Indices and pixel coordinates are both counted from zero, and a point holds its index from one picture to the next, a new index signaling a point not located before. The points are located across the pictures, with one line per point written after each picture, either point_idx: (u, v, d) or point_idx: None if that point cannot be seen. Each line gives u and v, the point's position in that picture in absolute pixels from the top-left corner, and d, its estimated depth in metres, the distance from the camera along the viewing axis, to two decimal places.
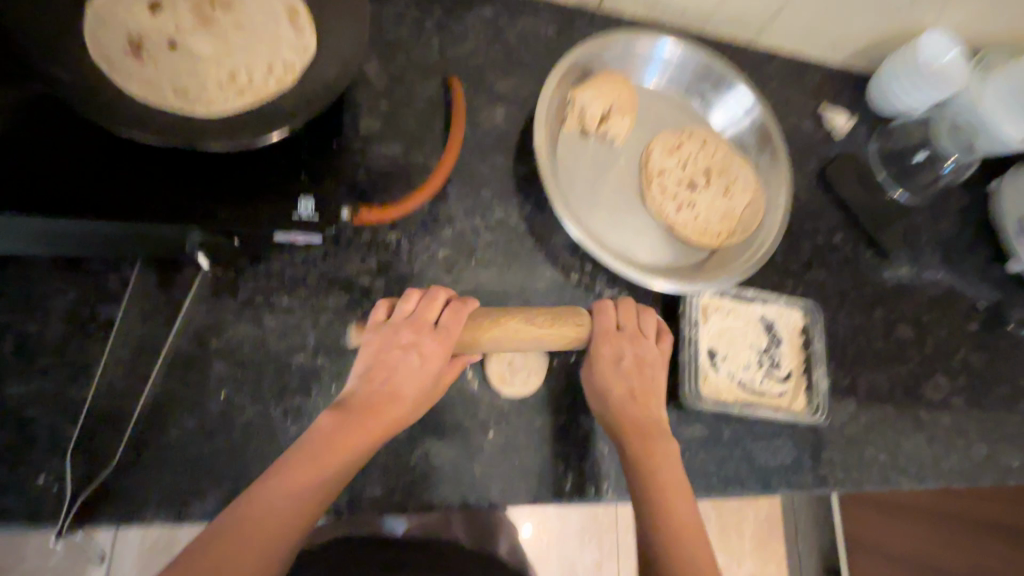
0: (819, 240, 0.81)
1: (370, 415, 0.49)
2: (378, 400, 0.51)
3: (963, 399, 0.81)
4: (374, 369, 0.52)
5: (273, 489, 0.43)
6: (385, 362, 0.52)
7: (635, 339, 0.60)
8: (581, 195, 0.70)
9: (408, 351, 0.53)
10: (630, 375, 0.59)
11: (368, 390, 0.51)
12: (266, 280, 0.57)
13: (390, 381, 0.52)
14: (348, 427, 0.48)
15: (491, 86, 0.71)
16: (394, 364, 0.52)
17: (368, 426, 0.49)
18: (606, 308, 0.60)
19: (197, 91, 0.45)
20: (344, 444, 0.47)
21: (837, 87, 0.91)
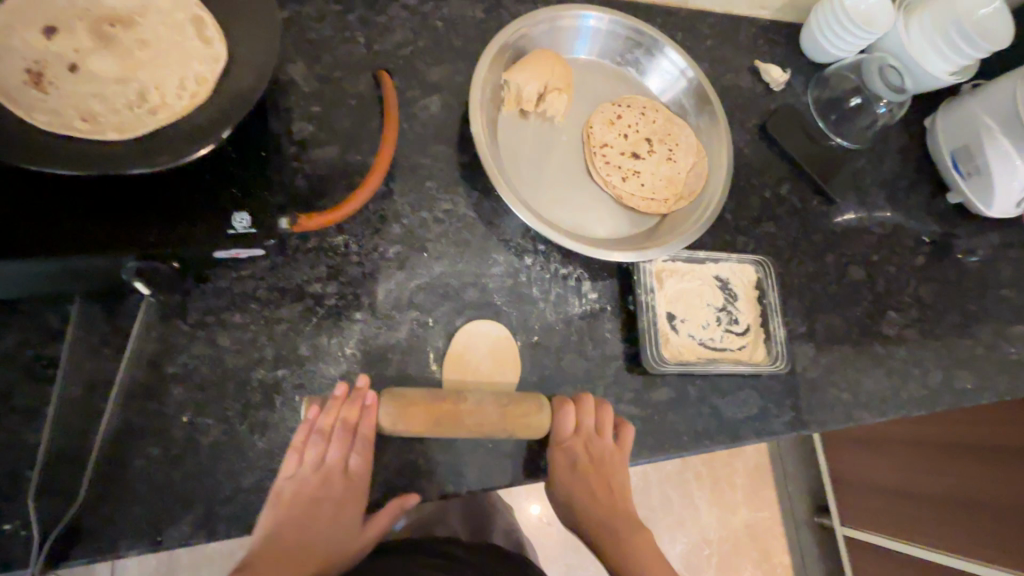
0: (767, 193, 0.83)
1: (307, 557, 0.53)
2: (315, 487, 0.54)
3: (918, 330, 0.84)
4: (321, 482, 0.54)
5: None
6: (318, 489, 0.54)
7: (591, 436, 0.60)
8: (526, 175, 0.70)
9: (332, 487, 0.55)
10: (595, 473, 0.61)
11: (319, 500, 0.54)
12: (216, 297, 0.56)
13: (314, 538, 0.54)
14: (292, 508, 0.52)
15: (422, 75, 0.70)
16: (322, 525, 0.54)
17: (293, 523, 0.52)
18: (566, 413, 0.59)
19: (107, 114, 0.43)
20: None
21: (771, 39, 0.92)
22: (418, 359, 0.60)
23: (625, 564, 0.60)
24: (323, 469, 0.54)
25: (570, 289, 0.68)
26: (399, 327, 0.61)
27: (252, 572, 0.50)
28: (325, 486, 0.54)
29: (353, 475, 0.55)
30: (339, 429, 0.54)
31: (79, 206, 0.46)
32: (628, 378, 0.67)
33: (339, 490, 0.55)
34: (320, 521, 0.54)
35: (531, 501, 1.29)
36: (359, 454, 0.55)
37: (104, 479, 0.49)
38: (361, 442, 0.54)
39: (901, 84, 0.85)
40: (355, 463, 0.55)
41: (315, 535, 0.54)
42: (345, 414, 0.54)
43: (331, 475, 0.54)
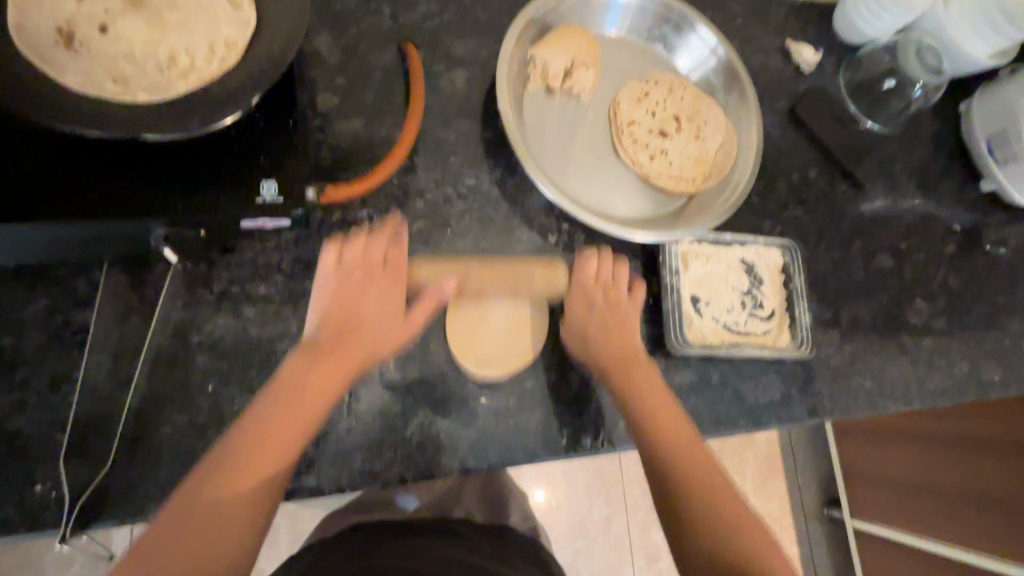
0: (796, 177, 0.81)
1: (337, 354, 0.51)
2: (342, 344, 0.51)
3: (945, 320, 0.82)
4: (338, 317, 0.52)
5: (253, 420, 0.46)
6: (343, 308, 0.52)
7: (610, 285, 0.61)
8: (552, 154, 0.69)
9: (371, 276, 0.54)
10: (615, 325, 0.60)
11: (340, 340, 0.51)
12: (240, 268, 0.56)
13: (359, 301, 0.53)
14: (350, 357, 0.51)
15: (447, 48, 0.69)
16: (353, 284, 0.53)
17: (349, 352, 0.51)
18: (588, 258, 0.61)
19: (137, 77, 0.43)
20: (315, 387, 0.49)
21: (801, 18, 0.89)
22: (441, 335, 0.60)
23: (691, 504, 0.52)
24: (366, 262, 0.54)
25: None
26: None
27: (204, 482, 0.43)
28: (346, 360, 0.51)
29: (371, 287, 0.53)
30: (366, 281, 0.53)
31: (107, 169, 0.46)
32: (650, 360, 0.67)
33: (346, 348, 0.51)
34: (333, 357, 0.50)
35: (536, 485, 1.29)
36: (382, 317, 0.53)
37: (131, 445, 0.49)
38: (385, 303, 0.53)
39: (937, 64, 0.83)
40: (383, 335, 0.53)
41: (305, 406, 0.48)
42: (363, 293, 0.53)
43: (356, 301, 0.53)
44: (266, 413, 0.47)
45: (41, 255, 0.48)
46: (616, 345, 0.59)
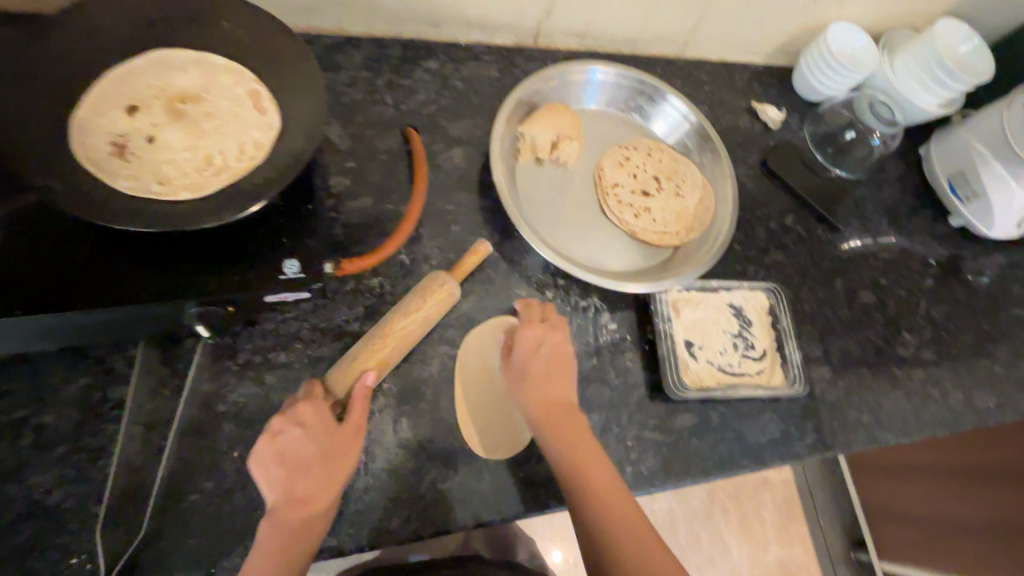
0: (774, 223, 0.86)
1: (294, 508, 0.49)
2: (293, 499, 0.50)
3: (933, 350, 0.86)
4: (281, 467, 0.51)
5: None
6: (285, 471, 0.51)
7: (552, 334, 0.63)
8: (544, 217, 0.75)
9: (297, 448, 0.51)
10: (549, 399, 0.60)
11: (291, 485, 0.50)
12: (263, 338, 0.60)
13: (291, 460, 0.51)
14: (313, 473, 0.51)
15: (444, 129, 0.76)
16: (287, 446, 0.51)
17: (312, 504, 0.50)
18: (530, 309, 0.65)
19: (178, 177, 0.50)
20: (278, 558, 0.48)
21: (764, 81, 0.98)
22: (451, 392, 0.63)
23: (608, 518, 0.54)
24: (287, 447, 0.51)
25: (587, 320, 0.72)
26: (433, 363, 0.64)
27: None
28: (315, 511, 0.50)
29: (324, 460, 0.52)
30: (307, 411, 0.53)
31: (149, 258, 0.51)
32: (650, 406, 0.70)
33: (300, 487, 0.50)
34: (292, 529, 0.49)
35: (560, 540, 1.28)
36: (330, 448, 0.52)
37: (161, 515, 0.52)
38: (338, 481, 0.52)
39: (890, 116, 0.93)
40: (316, 486, 0.51)
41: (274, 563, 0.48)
42: (299, 443, 0.52)
43: (314, 496, 0.50)
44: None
45: (85, 338, 0.53)
46: (584, 452, 0.57)
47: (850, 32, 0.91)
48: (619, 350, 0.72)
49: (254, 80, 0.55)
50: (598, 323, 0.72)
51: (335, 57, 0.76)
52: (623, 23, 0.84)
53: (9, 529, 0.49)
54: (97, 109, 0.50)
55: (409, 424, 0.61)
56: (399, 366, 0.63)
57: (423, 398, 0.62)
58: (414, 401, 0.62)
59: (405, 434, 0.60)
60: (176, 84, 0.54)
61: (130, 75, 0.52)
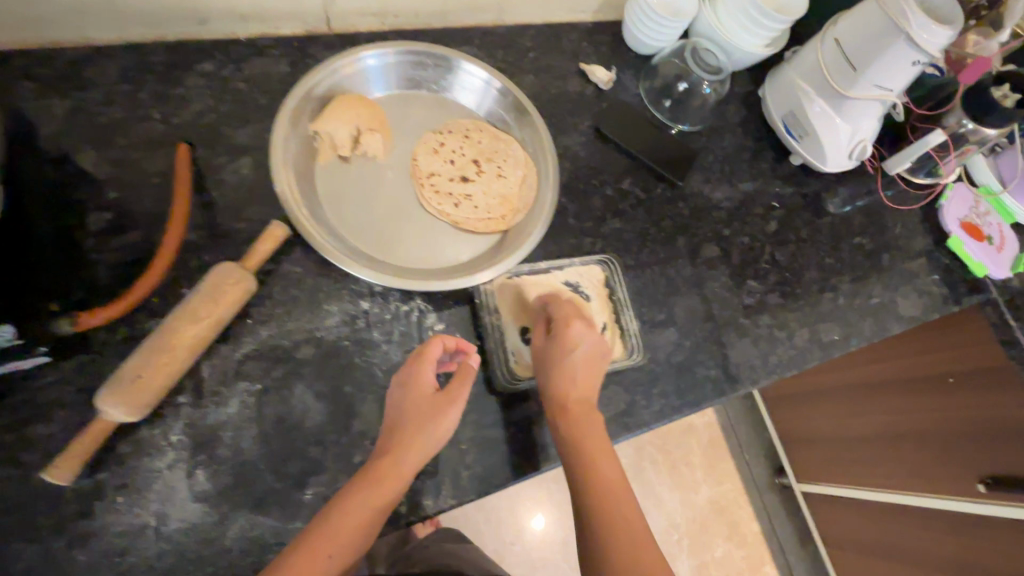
0: (612, 189, 0.84)
1: (385, 473, 0.54)
2: (387, 460, 0.55)
3: (779, 293, 0.87)
4: (395, 427, 0.57)
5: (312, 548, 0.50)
6: (392, 428, 0.57)
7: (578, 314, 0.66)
8: (354, 221, 0.70)
9: (415, 404, 0.58)
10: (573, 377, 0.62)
11: (398, 434, 0.57)
12: (15, 412, 0.53)
13: (399, 415, 0.58)
14: (406, 444, 0.56)
15: (227, 139, 0.69)
16: (400, 401, 0.59)
17: (396, 473, 0.55)
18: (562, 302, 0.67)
19: None
20: (360, 522, 0.52)
21: (594, 39, 0.94)
22: (253, 431, 0.59)
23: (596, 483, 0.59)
24: (411, 399, 0.58)
25: (410, 325, 0.67)
26: (230, 403, 0.59)
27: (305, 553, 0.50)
28: (401, 479, 0.55)
29: (429, 420, 0.57)
30: (409, 375, 0.60)
31: None
32: (485, 403, 0.67)
33: (398, 443, 0.56)
34: (379, 487, 0.54)
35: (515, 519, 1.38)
36: (426, 411, 0.57)
37: None
38: (429, 450, 0.57)
39: (715, 64, 0.92)
40: (409, 457, 0.55)
41: (352, 521, 0.52)
42: (410, 402, 0.58)
43: (399, 470, 0.55)
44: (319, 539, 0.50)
45: None
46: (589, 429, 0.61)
47: None
48: None
49: None
50: (423, 326, 0.68)
51: (83, 72, 0.67)
52: None
53: None
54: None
55: (206, 474, 0.56)
56: (190, 412, 0.58)
57: (221, 444, 0.57)
58: (211, 448, 0.57)
59: (203, 486, 0.55)
60: None
61: None
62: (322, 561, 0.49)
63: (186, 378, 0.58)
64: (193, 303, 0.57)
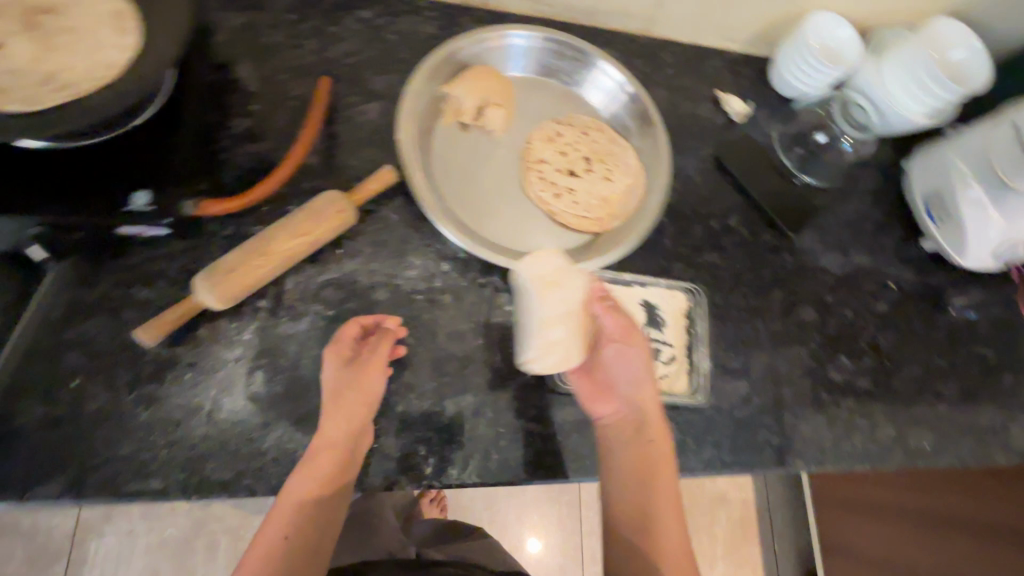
0: (717, 223, 0.80)
1: (317, 451, 0.55)
2: (317, 438, 0.56)
3: (871, 380, 0.79)
4: (327, 401, 0.58)
5: (276, 520, 0.55)
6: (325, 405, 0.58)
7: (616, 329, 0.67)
8: (457, 186, 0.71)
9: (338, 382, 0.58)
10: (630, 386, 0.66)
11: (328, 409, 0.57)
12: (126, 272, 0.59)
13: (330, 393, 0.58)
14: (331, 417, 0.56)
15: (365, 81, 0.73)
16: (329, 379, 0.59)
17: (328, 449, 0.56)
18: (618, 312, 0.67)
19: (13, 84, 0.47)
20: (306, 495, 0.55)
21: (738, 70, 0.91)
22: (315, 352, 0.61)
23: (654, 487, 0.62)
24: (338, 375, 0.59)
25: (483, 298, 0.68)
26: (301, 320, 0.62)
27: (278, 520, 0.55)
28: (345, 456, 0.56)
29: (349, 395, 0.57)
30: (332, 352, 0.60)
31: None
32: (533, 396, 0.66)
33: (328, 419, 0.56)
34: (310, 467, 0.55)
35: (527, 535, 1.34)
36: (344, 389, 0.58)
37: None
38: (353, 420, 0.57)
39: (863, 122, 0.87)
40: (333, 431, 0.56)
41: (302, 492, 0.55)
42: (335, 378, 0.58)
43: (336, 450, 0.55)
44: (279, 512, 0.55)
45: None
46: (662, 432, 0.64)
47: (834, 21, 0.83)
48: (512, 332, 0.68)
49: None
50: (495, 302, 0.68)
51: None
52: None
53: None
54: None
55: (264, 378, 0.59)
56: (266, 318, 0.61)
57: (285, 355, 0.60)
58: (275, 355, 0.60)
59: (257, 388, 0.58)
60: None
61: None
62: (279, 545, 0.54)
63: (271, 287, 0.62)
64: (295, 221, 0.60)
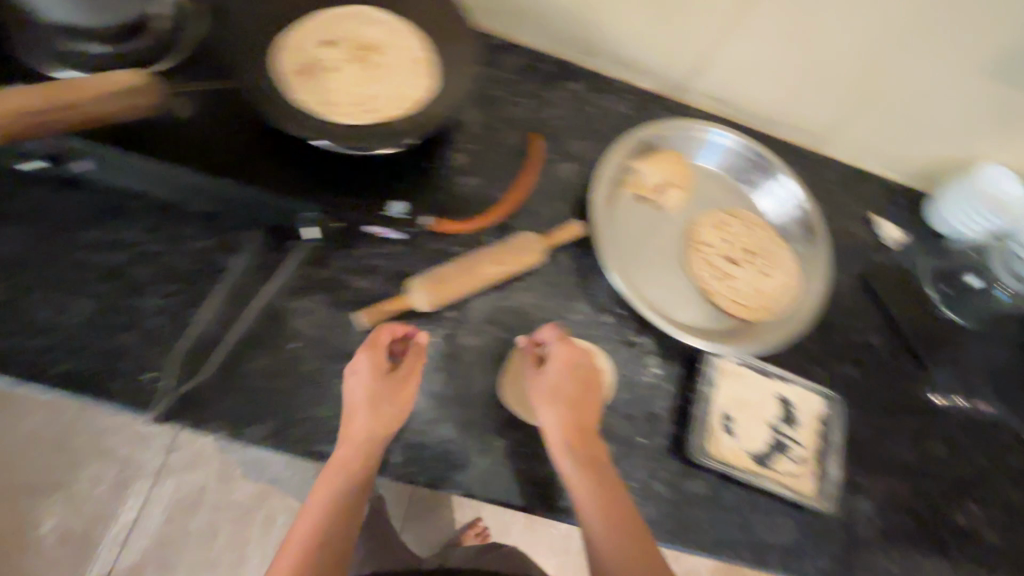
0: (857, 339, 0.83)
1: (340, 458, 0.57)
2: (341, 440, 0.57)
3: (995, 535, 0.76)
4: (353, 408, 0.58)
5: (304, 522, 0.57)
6: (350, 408, 0.59)
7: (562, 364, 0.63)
8: (628, 250, 0.78)
9: (360, 384, 0.59)
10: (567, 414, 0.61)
11: (350, 412, 0.58)
12: (350, 261, 0.68)
13: (351, 396, 0.59)
14: (355, 419, 0.57)
15: (565, 143, 0.83)
16: (352, 383, 0.59)
17: (352, 459, 0.57)
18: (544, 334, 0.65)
19: (344, 107, 0.58)
20: (328, 501, 0.56)
21: (894, 199, 0.95)
22: (485, 369, 0.68)
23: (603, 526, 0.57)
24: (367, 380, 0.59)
25: (635, 356, 0.73)
26: (480, 337, 0.69)
27: (302, 525, 0.56)
28: (367, 449, 0.57)
29: (373, 400, 0.58)
30: (365, 353, 0.60)
31: (295, 162, 0.61)
32: (665, 459, 0.69)
33: (350, 426, 0.57)
34: (331, 470, 0.57)
35: None
36: (372, 394, 0.58)
37: (218, 370, 0.60)
38: (375, 426, 0.57)
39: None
40: (358, 431, 0.57)
41: (324, 496, 0.57)
42: (355, 384, 0.59)
43: (360, 446, 0.57)
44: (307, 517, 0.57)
45: (225, 209, 0.63)
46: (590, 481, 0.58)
47: (1005, 175, 0.86)
48: (655, 394, 0.72)
49: (428, 52, 0.63)
50: (644, 363, 0.73)
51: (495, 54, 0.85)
52: (764, 98, 0.86)
53: (108, 329, 0.59)
54: (299, 46, 0.59)
55: (441, 380, 0.66)
56: (450, 328, 0.68)
57: (461, 365, 0.67)
58: (453, 362, 0.67)
59: (434, 388, 0.65)
60: (366, 34, 0.63)
61: (337, 17, 0.62)
62: (312, 543, 0.55)
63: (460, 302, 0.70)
64: (498, 251, 0.69)
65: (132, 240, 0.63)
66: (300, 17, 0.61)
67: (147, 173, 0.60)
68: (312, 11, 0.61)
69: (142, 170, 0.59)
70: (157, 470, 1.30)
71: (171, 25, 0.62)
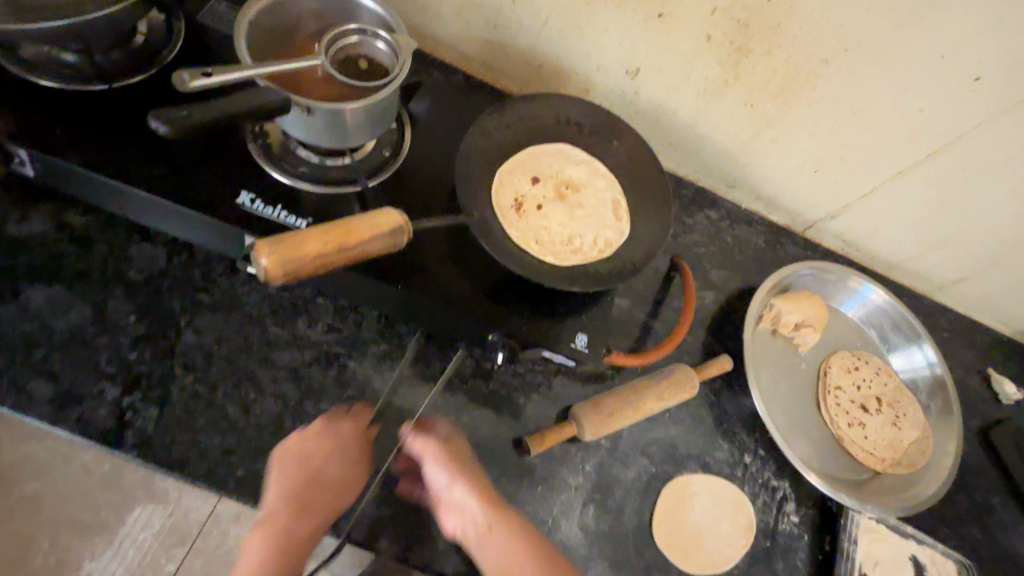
0: (978, 499, 0.82)
1: (305, 501, 0.54)
2: (313, 483, 0.55)
3: None
4: (323, 449, 0.57)
5: (247, 560, 0.51)
6: (310, 452, 0.57)
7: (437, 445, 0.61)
8: (766, 388, 0.79)
9: (346, 441, 0.59)
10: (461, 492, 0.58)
11: (333, 458, 0.57)
12: (512, 378, 0.70)
13: (326, 445, 0.58)
14: (333, 467, 0.57)
15: (702, 272, 0.86)
16: (328, 435, 0.58)
17: (312, 500, 0.55)
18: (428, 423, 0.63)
19: (548, 242, 0.67)
20: (279, 529, 0.52)
21: (1007, 353, 0.96)
22: (633, 504, 0.68)
23: None
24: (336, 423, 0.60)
25: (773, 502, 0.73)
26: (630, 469, 0.69)
27: (248, 560, 0.51)
28: (328, 504, 0.55)
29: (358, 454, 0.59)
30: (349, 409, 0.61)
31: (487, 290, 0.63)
32: None
33: (325, 472, 0.56)
34: (307, 510, 0.54)
35: None
36: (350, 444, 0.59)
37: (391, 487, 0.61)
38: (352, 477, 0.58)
39: None
40: (330, 474, 0.56)
41: (287, 534, 0.52)
42: (336, 432, 0.59)
43: (316, 498, 0.55)
44: (254, 552, 0.51)
45: (412, 322, 0.66)
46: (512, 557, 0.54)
47: None
48: (792, 544, 0.72)
49: (620, 193, 0.71)
50: (782, 510, 0.73)
51: None
52: (896, 248, 0.88)
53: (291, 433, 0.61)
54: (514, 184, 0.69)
55: (594, 513, 0.66)
56: (602, 456, 0.69)
57: (612, 497, 0.67)
58: (604, 494, 0.67)
59: (587, 521, 0.65)
60: (568, 173, 0.72)
61: (548, 156, 0.72)
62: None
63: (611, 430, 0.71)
64: (659, 388, 0.68)
65: (316, 340, 0.66)
66: (518, 155, 0.70)
67: (349, 286, 0.63)
68: (527, 150, 0.71)
69: (348, 283, 0.62)
70: (203, 520, 1.05)
71: (389, 151, 0.67)
